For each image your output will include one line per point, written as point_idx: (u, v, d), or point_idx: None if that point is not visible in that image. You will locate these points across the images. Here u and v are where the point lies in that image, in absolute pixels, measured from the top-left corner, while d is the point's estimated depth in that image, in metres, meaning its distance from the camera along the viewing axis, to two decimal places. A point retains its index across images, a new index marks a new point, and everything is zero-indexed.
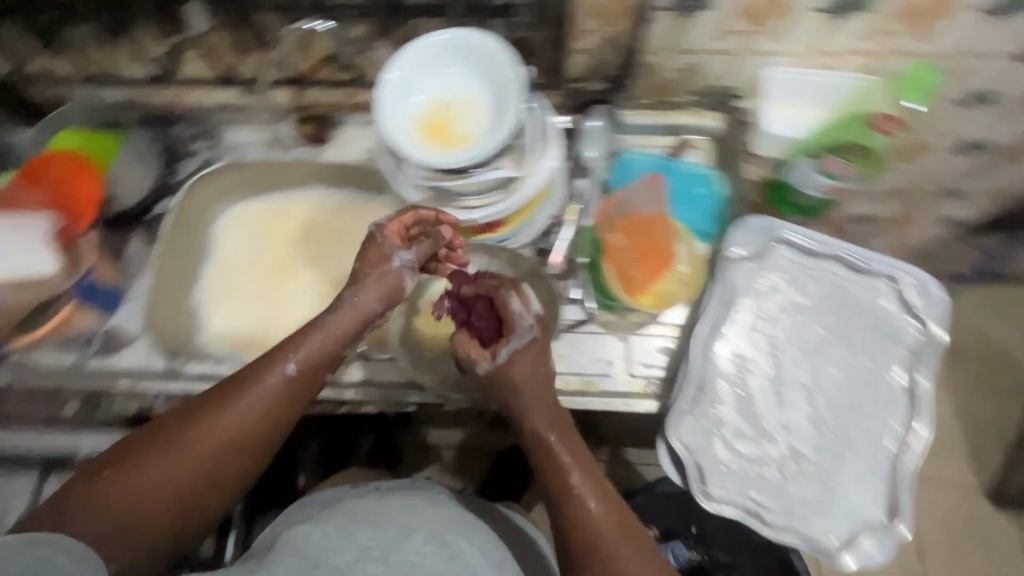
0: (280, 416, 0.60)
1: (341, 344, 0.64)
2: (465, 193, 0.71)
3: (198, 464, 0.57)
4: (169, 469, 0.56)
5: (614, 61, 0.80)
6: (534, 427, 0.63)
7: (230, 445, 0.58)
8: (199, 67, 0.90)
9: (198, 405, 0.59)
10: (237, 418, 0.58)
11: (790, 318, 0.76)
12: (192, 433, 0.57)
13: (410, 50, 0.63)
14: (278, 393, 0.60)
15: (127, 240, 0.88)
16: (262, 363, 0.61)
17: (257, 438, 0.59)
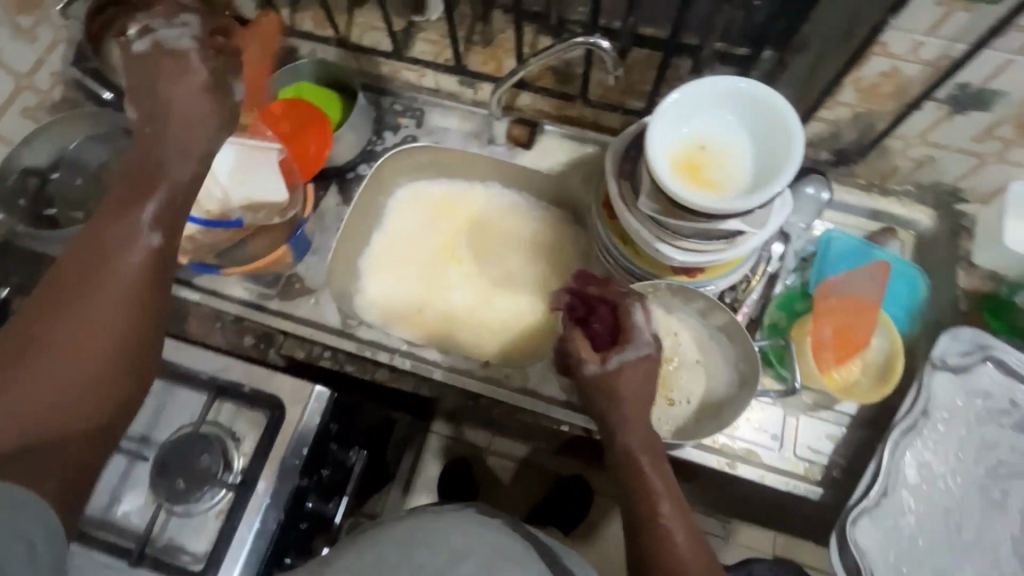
0: (159, 287, 0.50)
1: (182, 201, 0.52)
2: (688, 235, 0.70)
3: (89, 336, 0.46)
4: (61, 351, 0.45)
5: (850, 136, 0.78)
6: (627, 448, 0.61)
7: (115, 324, 0.47)
8: (427, 50, 0.94)
9: (59, 289, 0.47)
10: (117, 272, 0.48)
11: (987, 443, 0.71)
12: (65, 312, 0.46)
13: (695, 86, 0.63)
14: (155, 257, 0.49)
15: (324, 193, 0.92)
16: (111, 222, 0.49)
17: (139, 307, 0.48)
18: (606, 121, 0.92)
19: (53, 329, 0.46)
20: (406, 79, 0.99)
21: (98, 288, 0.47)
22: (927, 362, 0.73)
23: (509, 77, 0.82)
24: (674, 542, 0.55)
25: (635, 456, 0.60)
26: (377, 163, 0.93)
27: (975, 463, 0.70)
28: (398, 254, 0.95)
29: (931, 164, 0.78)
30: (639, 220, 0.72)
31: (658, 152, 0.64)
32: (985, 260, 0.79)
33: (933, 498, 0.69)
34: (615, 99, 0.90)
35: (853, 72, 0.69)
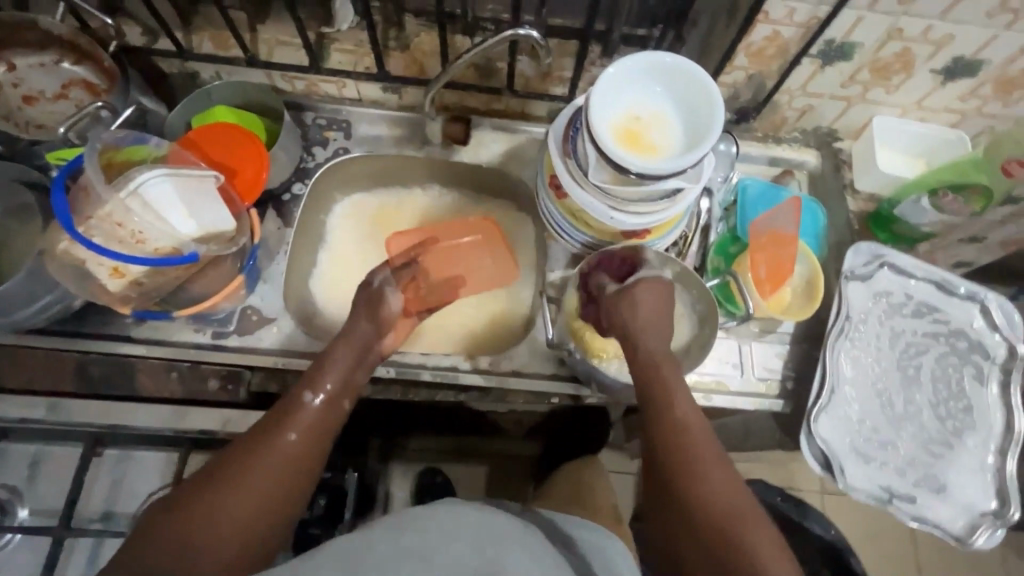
0: (327, 439, 0.64)
1: (353, 369, 0.70)
2: (635, 199, 0.75)
3: (275, 482, 0.57)
4: (252, 493, 0.55)
5: (746, 95, 0.90)
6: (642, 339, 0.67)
7: (294, 472, 0.59)
8: (345, 60, 0.93)
9: (250, 448, 0.59)
10: (301, 429, 0.62)
11: (896, 333, 0.84)
12: (257, 464, 0.57)
13: (620, 63, 0.70)
14: (328, 411, 0.65)
15: (263, 218, 0.88)
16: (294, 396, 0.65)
17: (309, 459, 0.61)
18: (533, 110, 0.97)
19: (246, 481, 0.56)
20: (325, 93, 0.97)
21: (285, 442, 0.60)
22: (841, 276, 0.86)
23: (440, 76, 0.84)
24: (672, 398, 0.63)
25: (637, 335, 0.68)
26: (314, 179, 0.91)
27: (892, 350, 0.84)
28: (350, 267, 0.92)
29: (812, 111, 0.92)
30: (591, 193, 0.77)
31: (600, 126, 0.70)
32: (865, 185, 0.94)
33: (868, 386, 0.82)
34: (539, 89, 0.95)
35: (745, 38, 0.79)
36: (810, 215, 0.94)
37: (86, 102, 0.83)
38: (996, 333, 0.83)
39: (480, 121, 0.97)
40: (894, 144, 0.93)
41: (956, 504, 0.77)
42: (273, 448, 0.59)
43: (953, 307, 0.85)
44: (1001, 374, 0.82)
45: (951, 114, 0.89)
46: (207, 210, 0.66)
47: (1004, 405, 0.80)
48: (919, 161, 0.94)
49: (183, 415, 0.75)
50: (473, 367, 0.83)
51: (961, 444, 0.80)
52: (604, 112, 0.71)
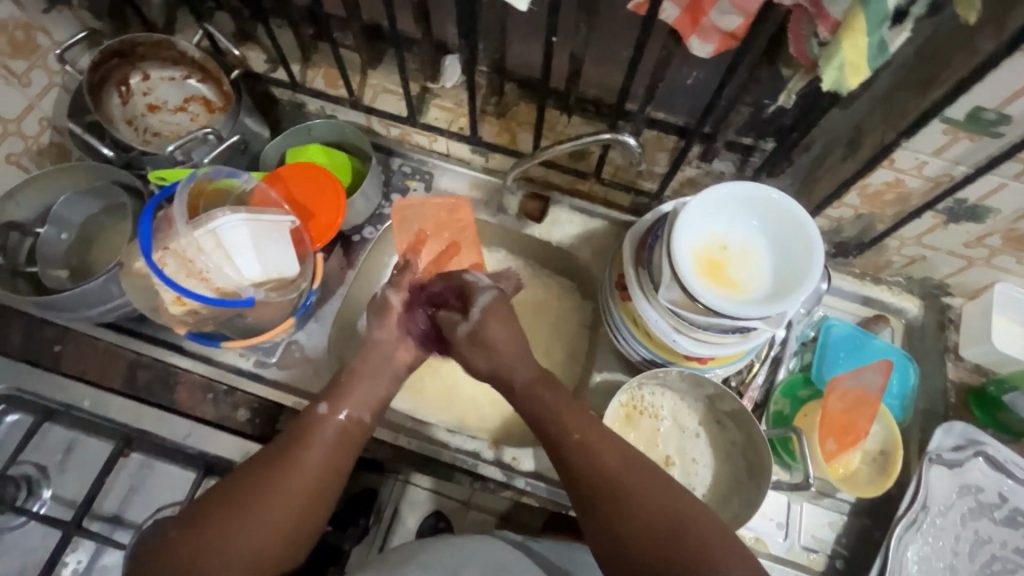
0: (346, 460, 0.65)
1: (385, 389, 0.71)
2: (706, 328, 0.69)
3: (298, 495, 0.61)
4: (272, 501, 0.59)
5: (850, 231, 0.82)
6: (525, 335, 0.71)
7: (301, 501, 0.61)
8: (441, 116, 0.94)
9: (279, 462, 0.62)
10: (317, 454, 0.63)
11: (975, 537, 0.74)
12: (275, 489, 0.60)
13: (715, 190, 0.66)
14: (348, 435, 0.66)
15: (329, 255, 0.89)
16: (310, 422, 0.66)
17: (322, 486, 0.62)
18: (616, 198, 0.94)
19: (264, 503, 0.59)
20: (416, 142, 0.98)
21: (301, 462, 0.62)
22: (924, 456, 0.75)
23: (530, 156, 0.83)
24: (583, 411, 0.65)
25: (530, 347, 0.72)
26: (386, 226, 0.91)
27: (970, 559, 0.73)
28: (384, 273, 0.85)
29: (922, 262, 0.83)
30: (657, 311, 0.72)
31: (684, 249, 0.65)
32: (972, 354, 0.84)
33: None
34: (626, 179, 0.91)
35: (861, 180, 0.72)
36: (899, 374, 0.84)
37: (200, 117, 0.88)
38: None
39: (560, 199, 0.93)
40: (1017, 321, 0.81)
41: None
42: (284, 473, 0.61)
43: None
44: None
45: None
46: (274, 256, 0.70)
47: None
48: None
49: (205, 437, 0.76)
50: (495, 459, 0.82)
51: None
52: (690, 238, 0.66)
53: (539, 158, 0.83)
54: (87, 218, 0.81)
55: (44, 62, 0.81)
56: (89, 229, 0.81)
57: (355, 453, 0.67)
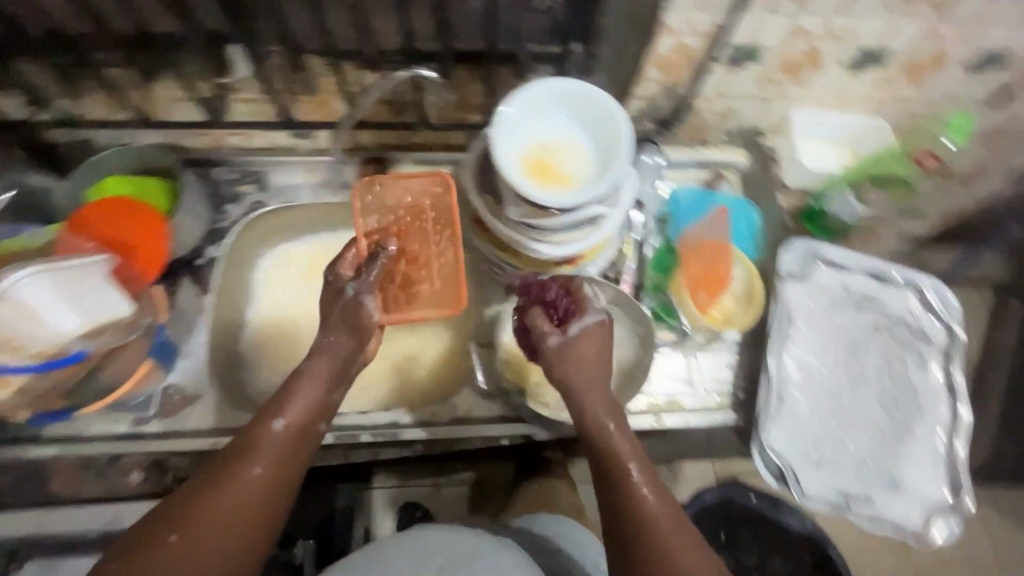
0: (296, 468, 0.59)
1: (329, 390, 0.64)
2: (557, 229, 0.73)
3: (242, 508, 0.54)
4: (215, 519, 0.52)
5: (664, 104, 0.88)
6: (596, 414, 0.64)
7: (250, 522, 0.54)
8: (248, 109, 0.88)
9: (221, 473, 0.55)
10: (262, 464, 0.56)
11: (835, 330, 0.85)
12: (213, 502, 0.53)
13: (522, 93, 0.68)
14: (295, 442, 0.60)
15: (177, 288, 0.83)
16: (250, 428, 0.59)
17: (272, 506, 0.56)
18: (453, 139, 0.94)
19: (205, 520, 0.52)
20: (231, 144, 0.93)
21: (249, 477, 0.55)
22: (778, 277, 0.86)
23: (349, 113, 0.82)
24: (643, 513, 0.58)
25: (603, 419, 0.64)
26: (229, 239, 0.87)
27: (836, 348, 0.84)
28: (285, 329, 0.89)
29: (732, 113, 0.92)
30: (511, 228, 0.74)
31: (510, 160, 0.67)
32: (794, 180, 0.95)
33: (816, 388, 0.82)
34: (454, 117, 0.92)
35: (649, 51, 0.77)
36: (747, 220, 0.92)
37: None
38: (930, 317, 0.84)
39: (399, 157, 0.93)
40: (815, 138, 0.92)
41: (910, 497, 0.76)
42: (225, 491, 0.54)
43: (889, 296, 0.86)
44: (941, 357, 0.83)
45: (869, 102, 0.89)
46: (96, 301, 0.65)
47: (946, 389, 0.81)
48: (846, 152, 0.92)
49: (95, 515, 0.76)
50: (416, 420, 0.81)
51: (912, 435, 0.79)
52: (513, 147, 0.68)
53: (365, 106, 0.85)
54: None
55: None
56: None
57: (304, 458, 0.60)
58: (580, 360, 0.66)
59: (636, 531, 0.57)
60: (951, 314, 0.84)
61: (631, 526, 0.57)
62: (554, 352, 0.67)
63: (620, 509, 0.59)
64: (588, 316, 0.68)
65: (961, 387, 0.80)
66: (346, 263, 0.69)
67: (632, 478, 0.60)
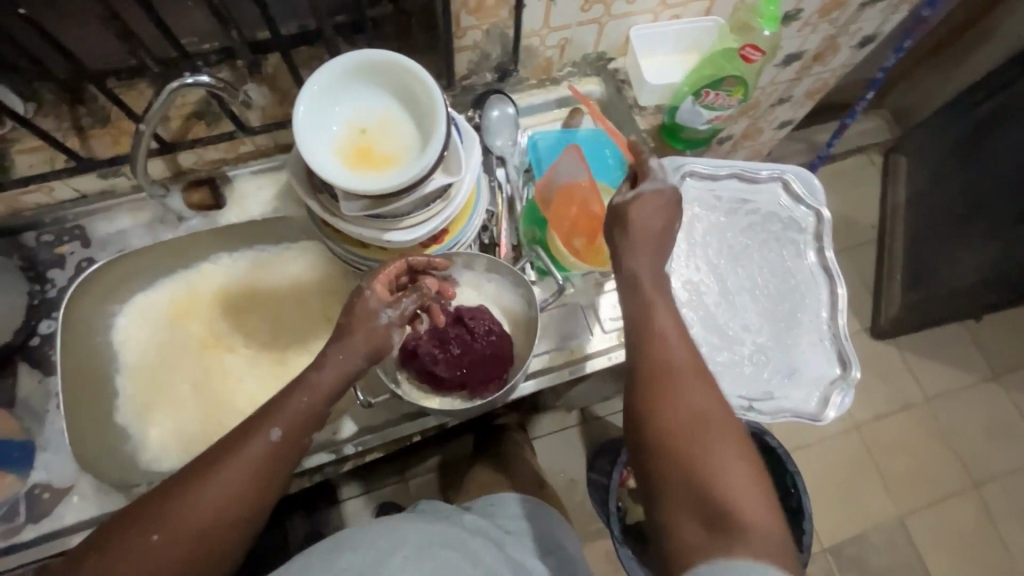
0: (269, 483, 0.57)
1: (324, 406, 0.61)
2: (404, 212, 0.68)
3: (218, 504, 0.54)
4: (194, 508, 0.53)
5: (497, 51, 0.83)
6: (635, 270, 0.64)
7: (213, 525, 0.54)
8: (37, 160, 0.76)
9: (215, 459, 0.56)
10: (243, 470, 0.55)
11: (715, 239, 0.85)
12: (197, 490, 0.54)
13: (310, 82, 0.61)
14: (278, 459, 0.57)
15: (15, 378, 0.75)
16: (245, 431, 0.57)
17: (240, 517, 0.55)
18: (289, 137, 0.87)
19: (189, 504, 0.53)
20: (33, 203, 0.80)
21: (233, 472, 0.55)
22: None
23: (134, 149, 0.70)
24: (669, 358, 0.58)
25: (639, 282, 0.63)
26: (61, 309, 0.78)
27: (718, 258, 0.84)
28: (160, 394, 0.84)
29: (570, 43, 0.87)
30: (357, 223, 0.69)
31: (317, 146, 0.61)
32: (648, 99, 0.92)
33: (705, 302, 0.82)
34: (281, 114, 0.84)
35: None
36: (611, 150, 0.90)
37: None
38: (798, 207, 0.86)
39: (234, 171, 0.84)
40: (657, 50, 0.89)
41: (808, 384, 0.78)
42: (199, 494, 0.54)
43: (759, 195, 0.87)
44: (814, 243, 0.85)
45: (700, 2, 0.86)
46: None
47: (823, 273, 0.84)
48: (688, 56, 0.91)
49: None
50: (317, 445, 0.76)
51: (800, 324, 0.81)
52: (322, 144, 0.61)
53: (153, 128, 0.69)
54: None
55: None
56: None
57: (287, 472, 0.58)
58: (632, 225, 0.65)
59: (651, 377, 0.57)
60: (816, 199, 0.86)
61: (649, 369, 0.58)
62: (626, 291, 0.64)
63: (645, 356, 0.59)
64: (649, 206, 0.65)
65: (835, 267, 0.83)
66: (381, 283, 0.68)
67: (657, 322, 0.60)
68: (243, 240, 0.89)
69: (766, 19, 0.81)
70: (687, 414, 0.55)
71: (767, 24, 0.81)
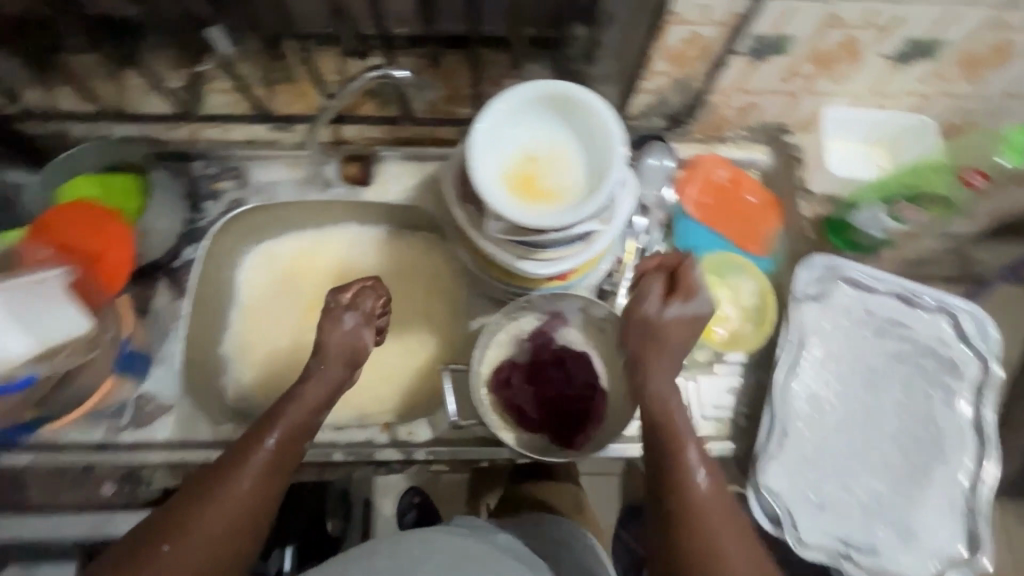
0: (275, 489, 0.58)
1: (317, 411, 0.63)
2: (547, 247, 0.66)
3: (219, 525, 0.54)
4: (198, 538, 0.53)
5: (678, 100, 0.79)
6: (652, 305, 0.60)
7: (218, 550, 0.54)
8: (224, 100, 0.83)
9: (203, 485, 0.56)
10: (242, 490, 0.56)
11: (853, 358, 0.77)
12: (197, 516, 0.54)
13: (496, 102, 0.60)
14: (278, 464, 0.59)
15: (152, 292, 0.80)
16: (243, 448, 0.58)
17: (249, 525, 0.56)
18: (445, 134, 0.88)
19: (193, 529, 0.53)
20: (210, 137, 0.88)
21: (235, 493, 0.55)
22: (793, 299, 0.78)
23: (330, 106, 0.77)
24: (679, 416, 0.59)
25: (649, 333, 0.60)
26: (206, 239, 0.83)
27: (852, 380, 0.77)
28: (262, 338, 0.87)
29: (754, 109, 0.81)
30: (495, 244, 0.68)
31: (488, 167, 0.60)
32: (821, 185, 0.84)
33: (825, 422, 0.75)
34: (446, 111, 0.85)
35: (660, 43, 0.68)
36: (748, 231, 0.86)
37: None
38: (964, 347, 0.76)
39: (386, 152, 0.86)
40: (847, 136, 0.82)
41: (919, 550, 0.71)
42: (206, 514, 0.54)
43: (919, 322, 0.77)
44: (973, 394, 0.74)
45: (913, 98, 0.78)
46: (47, 321, 0.62)
47: (975, 431, 0.74)
48: (878, 149, 0.83)
49: (45, 526, 0.73)
50: (391, 440, 0.78)
51: (930, 480, 0.73)
52: (492, 164, 0.61)
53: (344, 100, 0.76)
54: None
55: None
56: None
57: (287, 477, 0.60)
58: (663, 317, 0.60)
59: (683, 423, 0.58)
60: (989, 346, 0.75)
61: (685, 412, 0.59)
62: (635, 321, 0.60)
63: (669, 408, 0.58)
64: (676, 302, 0.60)
65: (991, 431, 0.72)
66: (350, 298, 0.68)
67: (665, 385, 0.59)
68: (373, 218, 0.91)
69: (1009, 151, 0.76)
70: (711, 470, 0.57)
71: (1006, 156, 0.76)
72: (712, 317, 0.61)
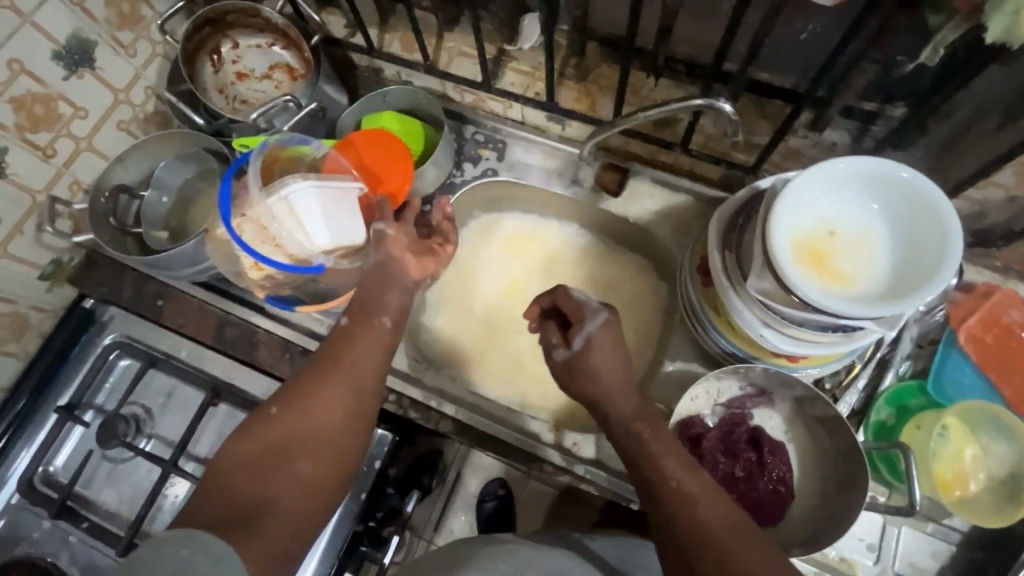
0: (384, 361, 0.63)
1: (408, 295, 0.68)
2: (803, 327, 0.61)
3: (342, 388, 0.59)
4: (324, 394, 0.58)
5: (997, 217, 0.69)
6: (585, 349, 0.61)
7: (338, 410, 0.58)
8: (517, 81, 0.90)
9: (329, 356, 0.61)
10: (360, 354, 0.61)
11: None
12: (326, 376, 0.59)
13: (818, 168, 0.57)
14: (382, 344, 0.64)
15: None
16: (350, 327, 0.64)
17: (367, 395, 0.60)
18: (704, 171, 0.86)
19: (315, 390, 0.58)
20: (490, 108, 0.94)
21: (353, 359, 0.61)
22: None
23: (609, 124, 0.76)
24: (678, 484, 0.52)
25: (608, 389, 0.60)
26: (456, 196, 0.90)
27: None
28: (463, 300, 0.90)
29: None
30: (744, 302, 0.64)
31: (787, 230, 0.57)
32: None
33: None
34: (719, 150, 0.83)
35: (1020, 154, 0.60)
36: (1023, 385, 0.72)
37: (284, 84, 0.90)
38: None
39: (640, 170, 0.87)
40: None
41: None
42: (324, 378, 0.59)
43: None
44: None
45: None
46: (343, 224, 0.76)
47: None
48: None
49: (255, 382, 0.85)
50: (556, 442, 0.81)
51: None
52: (791, 228, 0.57)
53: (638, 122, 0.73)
54: (184, 182, 0.87)
55: (148, 33, 0.87)
56: (186, 193, 0.87)
57: (390, 366, 0.64)
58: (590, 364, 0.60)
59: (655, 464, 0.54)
60: None
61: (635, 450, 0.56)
62: (558, 368, 0.63)
63: (637, 454, 0.56)
64: (590, 322, 0.62)
65: None
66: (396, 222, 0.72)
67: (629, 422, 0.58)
68: (601, 227, 0.91)
69: None
70: (705, 510, 0.50)
71: None
72: (600, 365, 0.60)
